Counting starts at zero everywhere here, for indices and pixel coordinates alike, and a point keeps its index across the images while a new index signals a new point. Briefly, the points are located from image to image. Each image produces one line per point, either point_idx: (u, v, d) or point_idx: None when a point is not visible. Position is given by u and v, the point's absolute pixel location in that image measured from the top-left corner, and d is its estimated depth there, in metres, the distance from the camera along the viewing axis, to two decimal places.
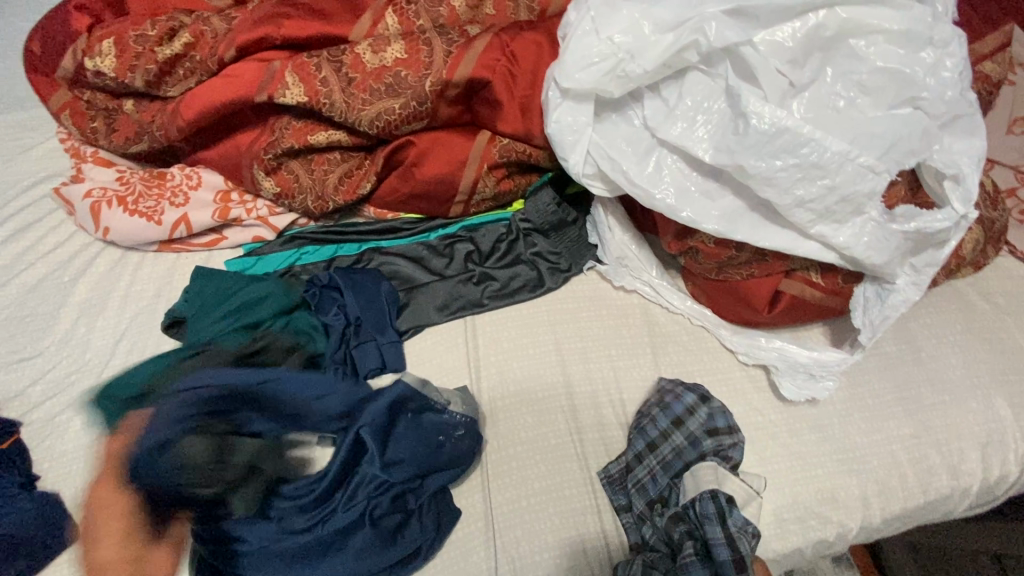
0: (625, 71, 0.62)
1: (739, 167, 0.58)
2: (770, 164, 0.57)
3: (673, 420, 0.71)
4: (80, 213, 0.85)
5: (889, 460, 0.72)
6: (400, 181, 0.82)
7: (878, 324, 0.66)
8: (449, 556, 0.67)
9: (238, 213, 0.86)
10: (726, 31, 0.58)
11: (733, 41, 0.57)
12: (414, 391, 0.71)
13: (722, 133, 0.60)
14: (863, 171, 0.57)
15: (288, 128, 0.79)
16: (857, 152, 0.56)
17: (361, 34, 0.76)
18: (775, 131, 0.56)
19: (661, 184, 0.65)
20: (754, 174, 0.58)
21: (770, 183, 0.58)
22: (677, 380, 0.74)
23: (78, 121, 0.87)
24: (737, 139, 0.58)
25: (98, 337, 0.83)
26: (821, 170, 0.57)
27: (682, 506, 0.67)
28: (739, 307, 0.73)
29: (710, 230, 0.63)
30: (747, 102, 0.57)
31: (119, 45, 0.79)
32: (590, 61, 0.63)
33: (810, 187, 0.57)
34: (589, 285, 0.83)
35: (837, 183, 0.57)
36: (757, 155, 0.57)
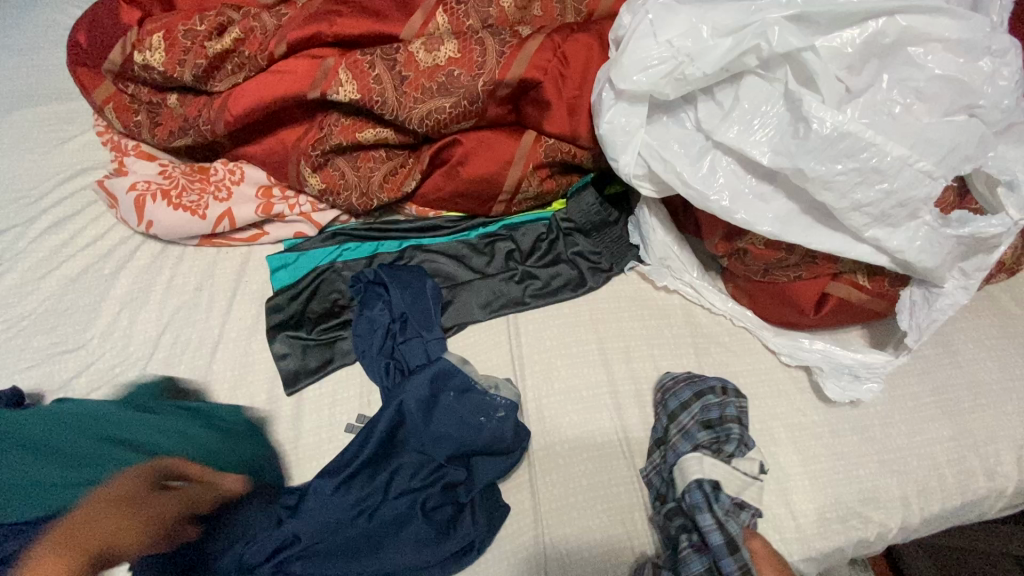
0: (683, 74, 0.63)
1: (798, 171, 0.59)
2: (829, 167, 0.58)
3: (670, 416, 0.72)
4: (124, 206, 0.85)
5: (929, 462, 0.73)
6: (444, 179, 0.83)
7: (924, 327, 0.67)
8: (498, 552, 0.67)
9: (281, 209, 0.87)
10: (788, 36, 0.59)
11: (795, 46, 0.59)
12: (454, 366, 0.73)
13: (781, 137, 0.61)
14: (920, 176, 0.58)
15: (336, 125, 0.80)
16: (916, 157, 0.57)
17: (412, 33, 0.77)
18: (836, 136, 0.57)
19: (716, 186, 0.65)
20: (813, 178, 0.59)
21: (828, 186, 0.59)
22: (679, 376, 0.74)
23: (122, 115, 0.87)
24: (797, 142, 0.59)
25: (140, 329, 0.83)
26: (880, 174, 0.58)
27: (676, 500, 0.66)
28: (783, 308, 0.74)
29: (764, 232, 0.64)
30: (808, 107, 0.58)
31: (169, 39, 0.79)
32: (648, 64, 0.64)
33: (868, 191, 0.59)
34: (630, 285, 0.83)
35: (894, 187, 0.58)
36: (817, 159, 0.58)
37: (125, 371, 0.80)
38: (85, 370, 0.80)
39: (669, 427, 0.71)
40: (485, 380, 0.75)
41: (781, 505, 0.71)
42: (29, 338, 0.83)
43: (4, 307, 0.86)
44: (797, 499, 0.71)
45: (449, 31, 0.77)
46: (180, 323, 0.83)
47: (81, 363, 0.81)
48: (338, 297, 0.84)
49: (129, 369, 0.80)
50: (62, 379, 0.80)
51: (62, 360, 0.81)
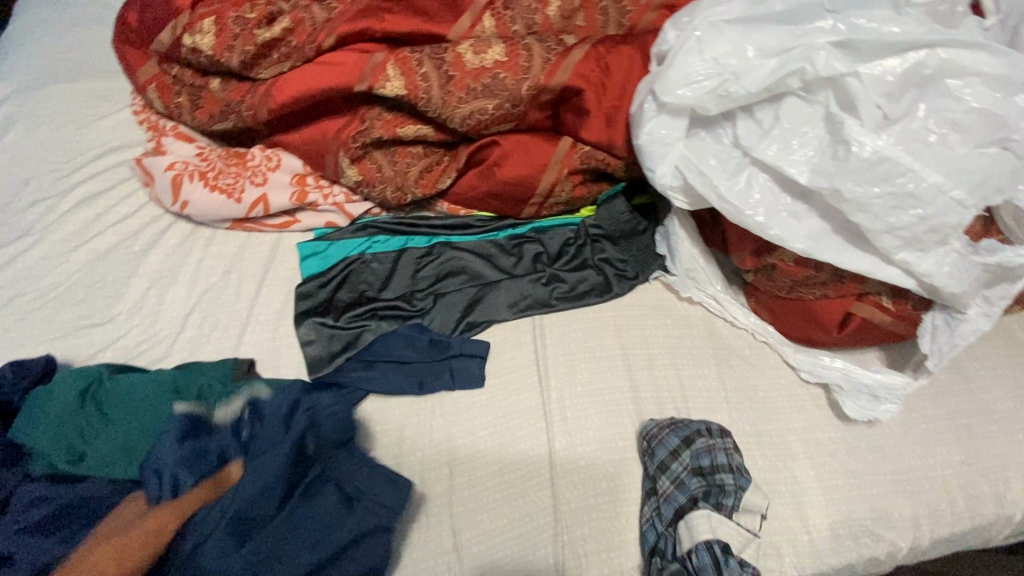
0: (727, 91, 0.65)
1: (836, 191, 0.61)
2: (866, 190, 0.60)
3: (660, 465, 0.70)
4: (160, 185, 0.86)
5: (939, 484, 0.74)
6: (479, 178, 0.84)
7: (946, 351, 0.69)
8: (518, 548, 0.68)
9: (315, 198, 0.88)
10: (834, 61, 0.62)
11: (840, 71, 0.61)
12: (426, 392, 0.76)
13: (820, 157, 0.63)
14: (954, 204, 0.60)
15: (379, 119, 0.81)
16: (951, 185, 0.60)
17: (459, 34, 0.79)
18: (876, 159, 0.60)
19: (752, 202, 0.67)
20: (850, 199, 0.61)
21: (863, 209, 0.61)
22: (663, 424, 0.73)
23: (163, 95, 0.89)
24: (836, 163, 0.62)
25: (168, 308, 0.84)
26: (916, 200, 0.60)
27: (678, 561, 0.64)
28: (807, 326, 0.76)
29: (797, 249, 0.66)
30: (850, 131, 0.61)
31: (219, 24, 0.81)
32: (694, 79, 0.66)
33: (902, 215, 0.61)
34: (654, 294, 0.85)
35: (928, 213, 0.60)
36: (856, 181, 0.60)
37: (151, 348, 0.80)
38: (112, 345, 0.81)
39: (659, 478, 0.69)
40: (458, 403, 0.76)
41: (796, 518, 0.71)
42: (56, 310, 0.83)
43: (32, 278, 0.86)
44: (811, 514, 0.72)
45: (495, 35, 0.79)
46: (208, 304, 0.84)
47: (108, 337, 0.81)
48: (366, 288, 0.84)
49: (156, 347, 0.80)
50: (88, 352, 0.80)
51: (90, 333, 0.82)
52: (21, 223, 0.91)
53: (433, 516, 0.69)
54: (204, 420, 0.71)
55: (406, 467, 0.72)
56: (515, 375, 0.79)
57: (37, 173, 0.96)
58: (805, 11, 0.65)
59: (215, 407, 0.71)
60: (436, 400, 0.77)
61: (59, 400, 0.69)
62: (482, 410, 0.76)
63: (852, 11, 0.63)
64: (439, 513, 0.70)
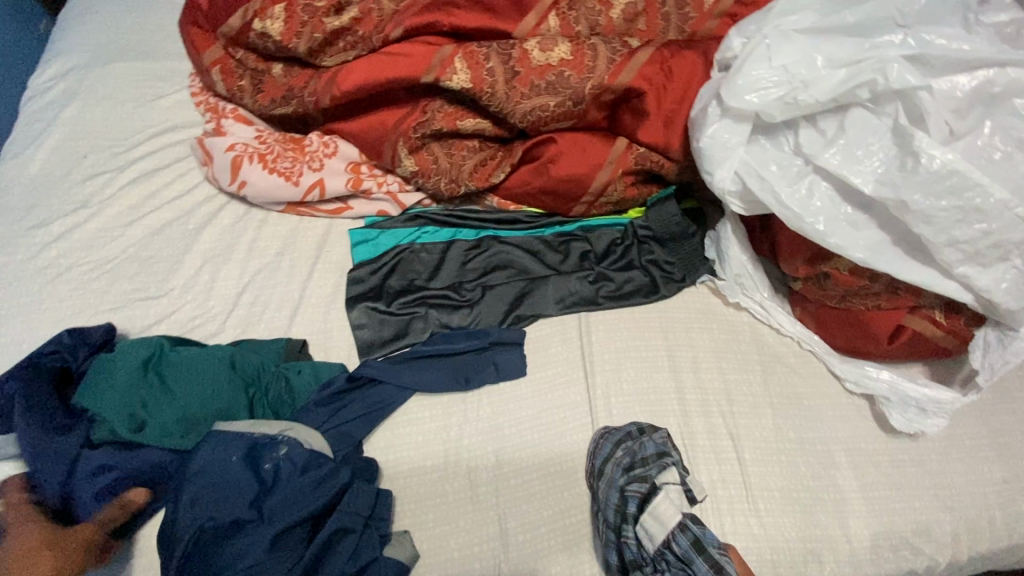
0: (796, 99, 0.66)
1: (900, 202, 0.63)
2: (933, 203, 0.62)
3: (598, 472, 0.69)
4: (221, 165, 0.89)
5: (981, 502, 0.72)
6: (532, 174, 0.85)
7: (998, 368, 0.69)
8: (563, 540, 0.68)
9: (369, 186, 0.89)
10: (906, 74, 0.63)
11: (912, 84, 0.63)
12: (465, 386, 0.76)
13: (886, 168, 0.64)
14: (1018, 220, 0.61)
15: (439, 111, 0.83)
16: (1017, 202, 0.61)
17: (525, 32, 0.81)
18: (944, 173, 0.61)
19: (813, 209, 0.68)
20: (914, 210, 0.63)
21: (927, 221, 0.63)
22: (600, 433, 0.72)
23: (227, 78, 0.91)
24: (903, 174, 0.63)
25: (222, 286, 0.85)
26: (981, 214, 0.61)
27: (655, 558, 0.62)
28: (856, 337, 0.76)
29: (856, 257, 0.67)
30: (920, 143, 0.62)
31: (289, 11, 0.82)
32: (763, 86, 0.67)
33: (968, 229, 0.62)
34: (700, 297, 0.85)
35: (992, 228, 0.62)
36: (923, 192, 0.62)
37: (205, 324, 0.82)
38: (166, 319, 0.82)
39: (598, 488, 0.68)
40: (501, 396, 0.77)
41: (838, 527, 0.71)
42: (112, 282, 0.85)
43: (88, 249, 0.87)
44: (854, 524, 0.71)
45: (560, 34, 0.81)
46: (261, 284, 0.85)
47: (163, 311, 0.83)
48: (414, 277, 0.85)
49: (209, 323, 0.82)
50: (143, 325, 0.81)
51: (144, 306, 0.83)
52: (78, 194, 0.92)
53: (478, 504, 0.70)
54: (259, 397, 0.73)
55: (454, 454, 0.72)
56: (561, 370, 0.79)
57: (94, 148, 0.97)
58: (876, 25, 0.66)
59: (270, 385, 0.73)
60: (481, 392, 0.77)
61: (124, 370, 0.70)
62: (526, 403, 0.76)
63: (921, 28, 0.65)
64: (484, 503, 0.70)
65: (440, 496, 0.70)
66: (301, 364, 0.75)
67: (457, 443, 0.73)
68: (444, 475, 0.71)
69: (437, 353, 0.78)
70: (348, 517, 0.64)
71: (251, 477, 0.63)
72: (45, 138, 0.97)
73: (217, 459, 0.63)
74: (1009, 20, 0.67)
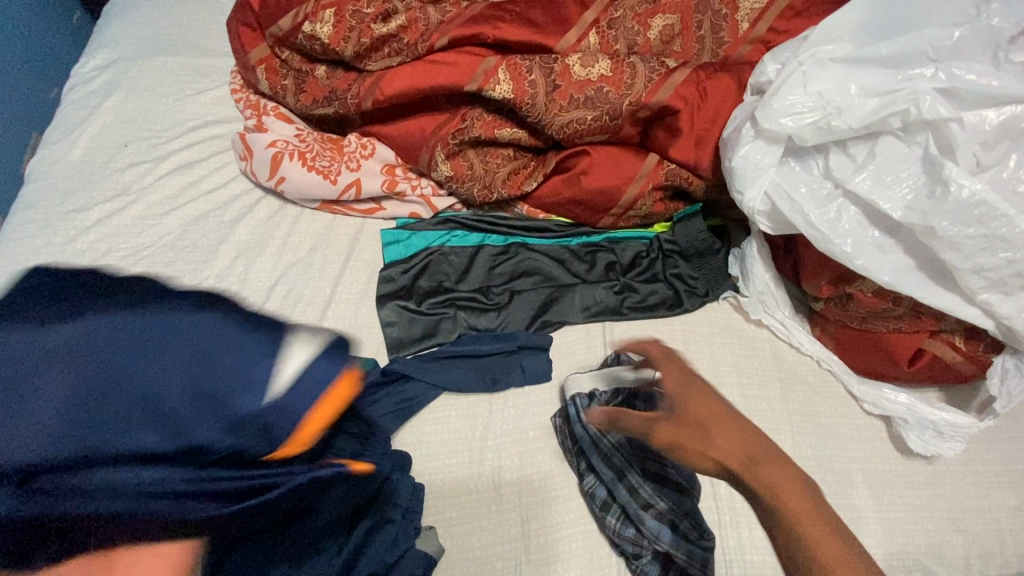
0: (829, 124, 0.69)
1: (929, 228, 0.66)
2: (960, 230, 0.64)
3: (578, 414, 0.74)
4: (261, 160, 0.91)
5: (993, 527, 0.73)
6: (564, 184, 0.87)
7: (1016, 395, 0.71)
8: (586, 544, 0.69)
9: (403, 188, 0.92)
10: (938, 106, 0.65)
11: (943, 116, 0.65)
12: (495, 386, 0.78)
13: (915, 196, 0.67)
14: None
15: (479, 119, 0.86)
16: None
17: (566, 48, 0.84)
18: (972, 203, 0.64)
19: (841, 231, 0.70)
20: (942, 237, 0.65)
21: (953, 247, 0.65)
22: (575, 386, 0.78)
23: (271, 77, 0.94)
24: (932, 203, 0.65)
25: (255, 278, 0.87)
26: (1007, 244, 0.64)
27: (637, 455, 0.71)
28: (876, 359, 0.78)
29: (882, 280, 0.69)
30: (949, 173, 0.65)
31: (339, 16, 0.85)
32: (797, 111, 0.69)
33: (992, 257, 0.64)
34: (722, 313, 0.87)
35: (1017, 257, 0.64)
36: (951, 221, 0.64)
37: None
38: None
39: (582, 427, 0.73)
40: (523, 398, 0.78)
41: None
42: (148, 268, 0.86)
43: (125, 236, 0.89)
44: (868, 542, 0.72)
45: (599, 52, 0.84)
46: (294, 278, 0.87)
47: None
48: (444, 278, 0.87)
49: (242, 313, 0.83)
50: None
51: None
52: (119, 182, 0.94)
53: (502, 504, 0.71)
54: None
55: (479, 453, 0.74)
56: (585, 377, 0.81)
57: (135, 138, 0.99)
58: (910, 58, 0.69)
59: None
60: (507, 394, 0.79)
61: None
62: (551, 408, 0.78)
63: (953, 62, 0.67)
64: (507, 503, 0.71)
65: (464, 494, 0.71)
66: None
67: (482, 443, 0.74)
68: (469, 473, 0.73)
69: (464, 353, 0.80)
70: (387, 508, 0.65)
71: None
72: (89, 126, 1.00)
73: None
74: None
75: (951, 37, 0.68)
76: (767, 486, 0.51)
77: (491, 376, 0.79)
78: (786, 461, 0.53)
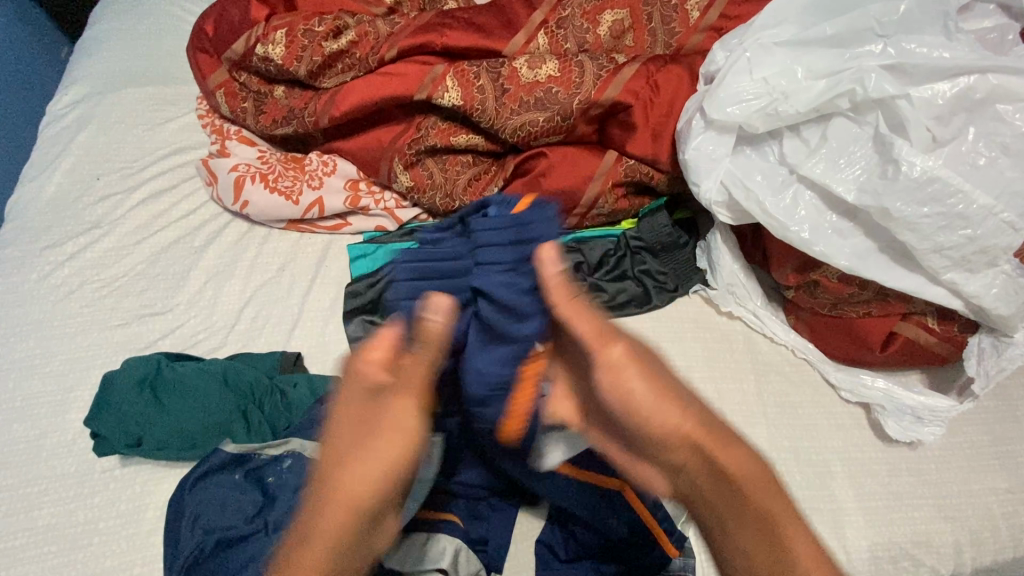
0: (776, 110, 0.67)
1: (883, 209, 0.64)
2: (915, 210, 0.63)
3: None
4: (225, 185, 0.92)
5: (984, 512, 0.69)
6: (524, 188, 0.86)
7: (993, 374, 0.69)
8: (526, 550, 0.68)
9: (366, 203, 0.92)
10: (884, 83, 0.64)
11: (890, 93, 0.64)
12: None
13: (869, 176, 0.65)
14: (1003, 226, 0.62)
15: (433, 128, 0.86)
16: (1001, 207, 0.61)
17: (514, 50, 0.84)
18: (925, 180, 0.62)
19: (797, 217, 0.68)
20: (897, 218, 0.63)
21: (912, 228, 0.63)
22: None
23: (230, 100, 0.95)
24: (884, 182, 0.64)
25: (224, 301, 0.88)
26: (965, 221, 0.62)
27: None
28: (852, 348, 0.75)
29: (842, 265, 0.67)
30: (899, 151, 0.63)
31: (289, 36, 0.87)
32: (743, 98, 0.68)
33: (952, 235, 0.63)
34: (692, 307, 0.83)
35: (977, 234, 0.62)
36: (904, 200, 0.63)
37: (208, 337, 0.84)
38: (171, 333, 0.85)
39: None
40: None
41: (835, 538, 0.67)
42: (120, 298, 0.88)
43: (97, 269, 0.91)
44: (851, 535, 0.68)
45: (549, 52, 0.84)
46: (262, 299, 0.87)
47: (169, 326, 0.85)
48: None
49: (212, 338, 0.84)
50: (149, 339, 0.84)
51: (150, 321, 0.86)
52: (91, 216, 0.96)
53: None
54: (254, 411, 0.74)
55: None
56: None
57: (108, 171, 1.01)
58: (856, 35, 0.67)
59: (264, 400, 0.75)
60: None
61: (131, 383, 0.74)
62: None
63: (901, 37, 0.66)
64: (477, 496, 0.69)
65: None
66: (297, 377, 0.77)
67: None
68: None
69: None
70: None
71: (256, 494, 0.68)
72: (62, 161, 1.02)
73: (223, 481, 0.68)
74: (992, 26, 0.68)
75: (898, 12, 0.66)
76: (694, 487, 0.50)
77: None
78: (710, 473, 0.49)
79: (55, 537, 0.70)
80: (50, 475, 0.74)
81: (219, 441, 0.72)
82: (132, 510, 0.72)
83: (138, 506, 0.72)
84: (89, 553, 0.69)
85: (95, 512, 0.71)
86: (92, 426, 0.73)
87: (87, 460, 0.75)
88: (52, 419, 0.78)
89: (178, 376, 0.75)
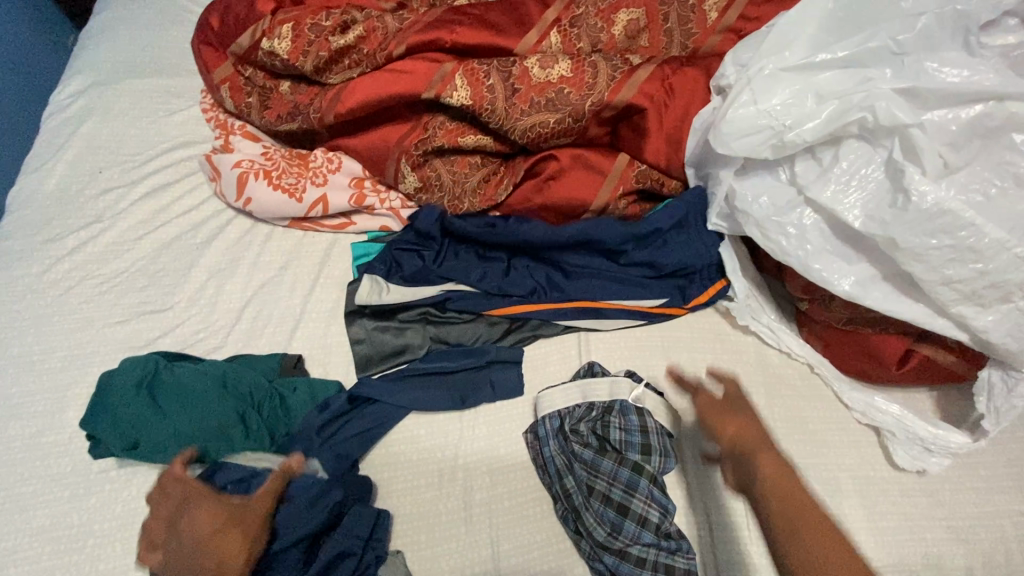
0: (782, 140, 0.66)
1: (890, 239, 0.63)
2: (923, 242, 0.61)
3: (604, 409, 0.71)
4: (228, 181, 0.91)
5: (998, 535, 0.67)
6: (533, 192, 0.83)
7: (1004, 412, 0.67)
8: (524, 557, 0.66)
9: (372, 202, 0.90)
10: (895, 111, 0.62)
11: (902, 121, 0.62)
12: (453, 409, 0.75)
13: (877, 204, 0.64)
14: (1017, 261, 0.60)
15: (441, 128, 0.84)
16: (1013, 242, 0.60)
17: (526, 49, 0.82)
18: (935, 212, 0.61)
19: (802, 240, 0.69)
20: (904, 249, 0.62)
21: (917, 259, 0.62)
22: (590, 369, 0.75)
23: (234, 94, 0.93)
24: (893, 212, 0.63)
25: (226, 299, 0.86)
26: (975, 254, 0.61)
27: (640, 462, 0.68)
28: (864, 363, 0.74)
29: (841, 290, 0.67)
30: (909, 180, 0.62)
31: (296, 31, 0.85)
32: (747, 131, 0.66)
33: (961, 268, 0.61)
34: (707, 319, 0.80)
35: (987, 269, 0.61)
36: (911, 231, 0.62)
37: (208, 337, 0.83)
38: (171, 332, 0.83)
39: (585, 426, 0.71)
40: (476, 381, 0.77)
41: None
42: (120, 295, 0.86)
43: (98, 264, 0.89)
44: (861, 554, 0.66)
45: (561, 52, 0.82)
46: (264, 298, 0.86)
47: (169, 325, 0.84)
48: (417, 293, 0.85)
49: (211, 337, 0.83)
50: (149, 338, 0.83)
51: (151, 319, 0.84)
52: (93, 209, 0.94)
53: (471, 525, 0.68)
54: (252, 417, 0.73)
55: (449, 475, 0.71)
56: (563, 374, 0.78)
57: (110, 164, 0.99)
58: (873, 55, 0.66)
59: (263, 405, 0.74)
60: (478, 411, 0.76)
61: (129, 387, 0.72)
62: (497, 422, 0.75)
63: (922, 55, 0.65)
64: (477, 495, 0.70)
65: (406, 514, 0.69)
66: (297, 382, 0.76)
67: (452, 466, 0.72)
68: (424, 489, 0.71)
69: (434, 372, 0.77)
70: (349, 540, 0.64)
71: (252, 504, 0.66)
72: (64, 153, 1.00)
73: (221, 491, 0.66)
74: (1017, 41, 0.64)
75: (915, 28, 0.65)
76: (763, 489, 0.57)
77: (452, 395, 0.76)
78: (804, 503, 0.55)
79: (51, 537, 0.69)
80: (48, 474, 0.73)
81: (217, 446, 0.71)
82: (126, 512, 0.70)
83: (134, 508, 0.71)
84: (84, 555, 0.68)
85: (90, 514, 0.70)
86: (87, 429, 0.72)
87: (85, 459, 0.74)
88: (50, 417, 0.77)
89: (177, 379, 0.73)
